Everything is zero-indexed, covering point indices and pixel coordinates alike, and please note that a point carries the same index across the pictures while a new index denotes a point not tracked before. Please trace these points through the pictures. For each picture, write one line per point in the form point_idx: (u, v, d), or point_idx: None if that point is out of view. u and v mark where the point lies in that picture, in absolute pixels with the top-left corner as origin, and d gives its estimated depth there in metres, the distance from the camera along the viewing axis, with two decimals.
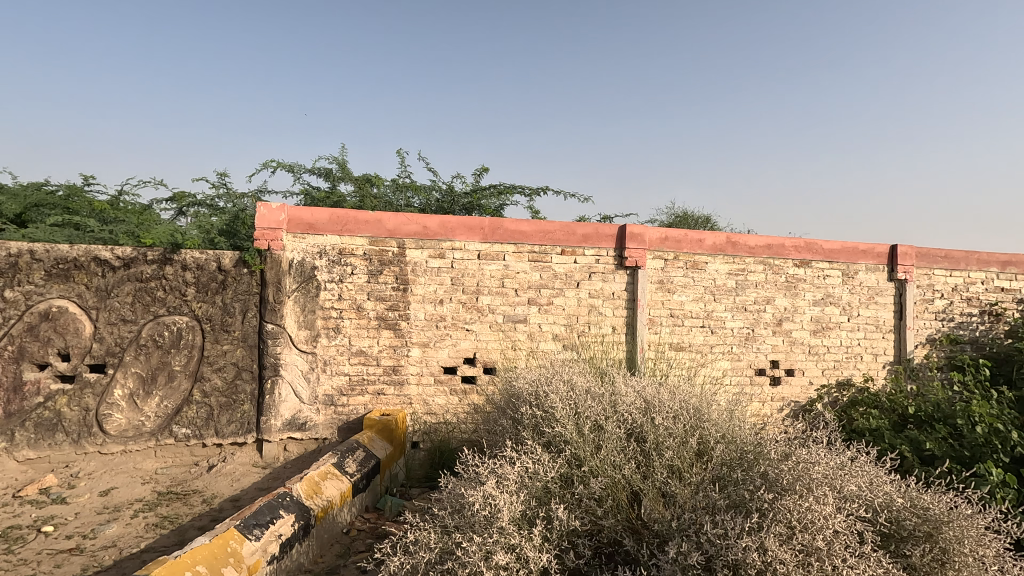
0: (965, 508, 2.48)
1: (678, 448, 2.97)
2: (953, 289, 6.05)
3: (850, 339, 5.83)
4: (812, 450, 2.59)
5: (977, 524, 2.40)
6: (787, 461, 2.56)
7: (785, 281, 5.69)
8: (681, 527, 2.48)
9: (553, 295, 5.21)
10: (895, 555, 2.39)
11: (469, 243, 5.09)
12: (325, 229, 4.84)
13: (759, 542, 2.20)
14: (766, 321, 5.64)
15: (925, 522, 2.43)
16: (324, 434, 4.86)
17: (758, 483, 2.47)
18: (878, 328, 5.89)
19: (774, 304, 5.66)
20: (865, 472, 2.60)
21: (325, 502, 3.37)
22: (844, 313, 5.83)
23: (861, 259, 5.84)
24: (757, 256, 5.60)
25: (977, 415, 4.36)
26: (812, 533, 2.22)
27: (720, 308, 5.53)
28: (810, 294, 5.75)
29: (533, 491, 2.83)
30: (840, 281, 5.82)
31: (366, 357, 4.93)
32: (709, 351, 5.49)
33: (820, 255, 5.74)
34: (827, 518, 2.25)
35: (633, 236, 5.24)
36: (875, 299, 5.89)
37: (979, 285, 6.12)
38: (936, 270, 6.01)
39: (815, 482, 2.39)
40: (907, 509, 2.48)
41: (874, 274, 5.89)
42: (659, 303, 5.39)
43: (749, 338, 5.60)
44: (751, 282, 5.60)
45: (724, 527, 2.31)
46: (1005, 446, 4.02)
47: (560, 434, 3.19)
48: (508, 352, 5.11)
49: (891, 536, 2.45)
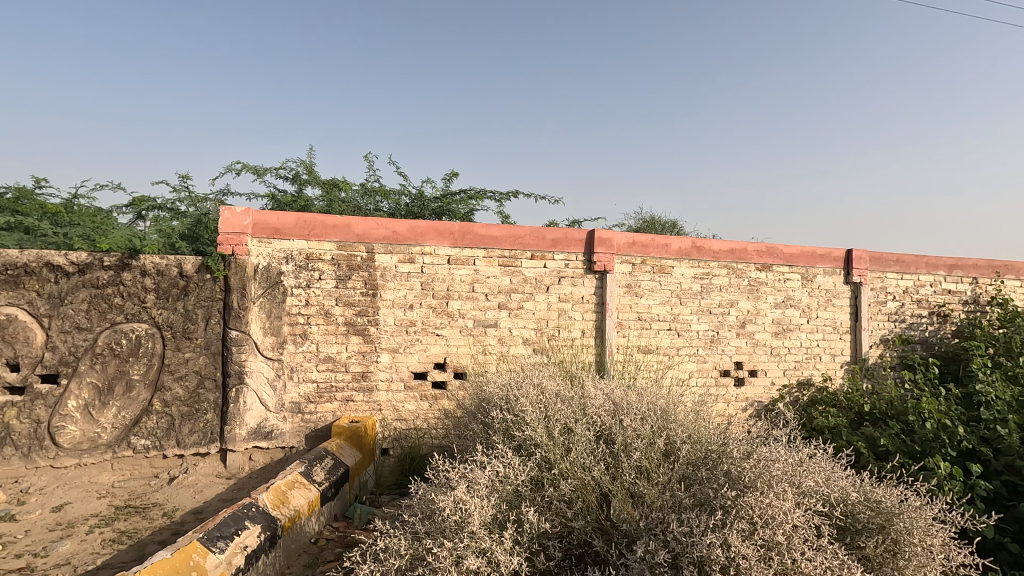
0: (914, 501, 2.58)
1: (645, 449, 3.04)
2: (904, 291, 6.34)
3: (810, 340, 6.05)
4: (772, 449, 2.67)
5: (925, 515, 2.51)
6: (748, 459, 2.64)
7: (748, 284, 5.86)
8: (649, 526, 2.53)
9: (523, 300, 5.25)
10: (851, 547, 2.49)
11: (438, 247, 5.07)
12: (292, 234, 4.77)
13: (723, 539, 2.25)
14: (730, 323, 5.80)
15: (878, 515, 2.53)
16: (291, 443, 4.77)
17: (722, 481, 2.54)
18: (835, 329, 6.12)
19: (737, 307, 5.82)
20: (821, 469, 2.69)
21: (293, 512, 3.31)
22: (804, 315, 6.04)
23: (819, 263, 6.07)
24: (720, 260, 5.76)
25: (926, 411, 4.59)
26: (772, 528, 2.28)
27: (686, 312, 5.66)
28: (771, 297, 5.93)
29: (504, 494, 2.85)
30: (799, 285, 6.03)
31: (334, 364, 4.86)
32: (676, 353, 5.61)
33: (780, 259, 5.93)
34: (786, 513, 2.31)
35: (602, 241, 5.32)
36: (832, 301, 6.11)
37: (928, 287, 6.41)
38: (888, 274, 6.28)
39: (775, 478, 2.47)
40: (861, 503, 2.59)
41: (831, 278, 6.13)
42: (628, 307, 5.48)
43: (714, 340, 5.74)
44: (715, 285, 5.75)
45: (690, 526, 2.37)
46: (952, 441, 4.26)
47: (530, 438, 3.21)
48: (478, 357, 5.12)
49: (846, 529, 2.55)
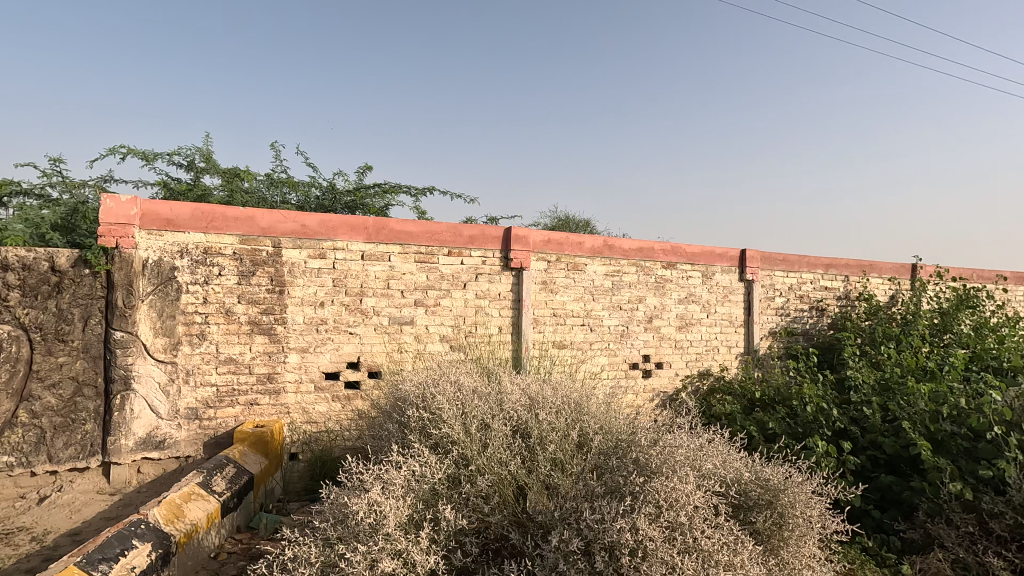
0: (797, 477, 2.84)
1: (560, 441, 3.14)
2: (789, 288, 6.97)
3: (709, 333, 6.50)
4: (675, 436, 2.84)
5: (806, 489, 2.77)
6: (655, 446, 2.78)
7: (654, 281, 6.19)
8: (564, 516, 2.60)
9: (440, 296, 5.20)
10: (744, 522, 2.70)
11: (351, 242, 4.89)
12: (187, 226, 4.40)
13: (632, 524, 2.36)
14: (638, 318, 6.09)
15: (767, 491, 2.76)
16: (187, 452, 4.42)
17: (631, 468, 2.66)
18: (731, 323, 6.62)
19: (645, 303, 6.13)
20: (718, 452, 2.90)
21: (190, 526, 3.07)
22: (704, 310, 6.47)
23: (717, 262, 6.53)
24: (630, 258, 6.03)
25: (807, 396, 5.11)
26: (676, 510, 2.42)
27: (598, 308, 5.87)
28: (675, 293, 6.31)
29: (420, 493, 2.81)
30: (700, 282, 6.46)
31: (236, 366, 4.55)
32: (588, 348, 5.81)
33: (683, 258, 6.32)
34: (688, 495, 2.47)
35: (518, 239, 5.39)
36: (728, 297, 6.60)
37: (808, 284, 7.10)
38: (775, 272, 6.89)
39: (679, 462, 2.63)
40: (753, 482, 2.81)
41: (728, 275, 6.61)
42: (543, 303, 5.59)
43: (624, 335, 6.00)
44: (625, 282, 6.02)
45: (601, 513, 2.46)
46: (828, 422, 4.77)
47: (447, 435, 3.19)
48: (393, 355, 5.01)
49: (740, 506, 2.76)
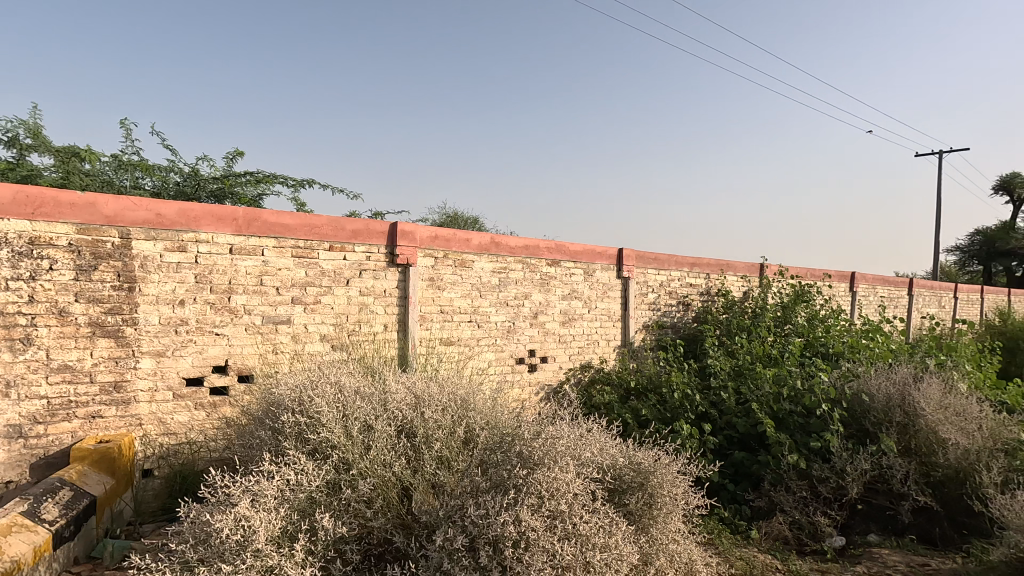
0: (665, 458, 3.06)
1: (445, 439, 3.12)
2: (660, 285, 7.54)
3: (590, 328, 6.83)
4: (556, 427, 2.94)
5: (673, 469, 3.00)
6: (537, 438, 2.85)
7: (539, 278, 6.37)
8: (448, 514, 2.59)
9: (320, 294, 4.93)
10: (618, 505, 2.87)
11: (218, 235, 4.46)
12: (6, 211, 3.72)
13: (515, 516, 2.40)
14: (524, 314, 6.24)
15: (639, 474, 2.95)
16: (7, 477, 3.76)
17: (515, 461, 2.71)
18: (610, 318, 7.02)
19: (530, 299, 6.29)
20: (596, 440, 3.05)
21: (11, 563, 2.58)
22: (585, 305, 6.79)
23: (597, 260, 6.88)
24: (516, 255, 6.15)
25: (675, 384, 5.59)
26: (557, 499, 2.50)
27: (485, 304, 5.92)
28: (559, 290, 6.55)
29: (295, 504, 2.64)
30: (582, 278, 6.76)
31: (73, 374, 3.96)
32: (476, 344, 5.85)
33: (566, 256, 6.57)
34: (568, 484, 2.56)
35: (404, 234, 5.27)
36: (607, 293, 6.99)
37: (677, 281, 7.73)
38: (648, 270, 7.41)
39: (560, 452, 2.73)
40: (627, 466, 2.98)
41: (607, 273, 6.99)
42: (430, 300, 5.52)
43: (510, 331, 6.12)
44: (512, 279, 6.13)
45: (485, 508, 2.48)
46: (692, 407, 5.29)
47: (326, 440, 3.01)
48: (267, 357, 4.67)
49: (616, 490, 2.92)
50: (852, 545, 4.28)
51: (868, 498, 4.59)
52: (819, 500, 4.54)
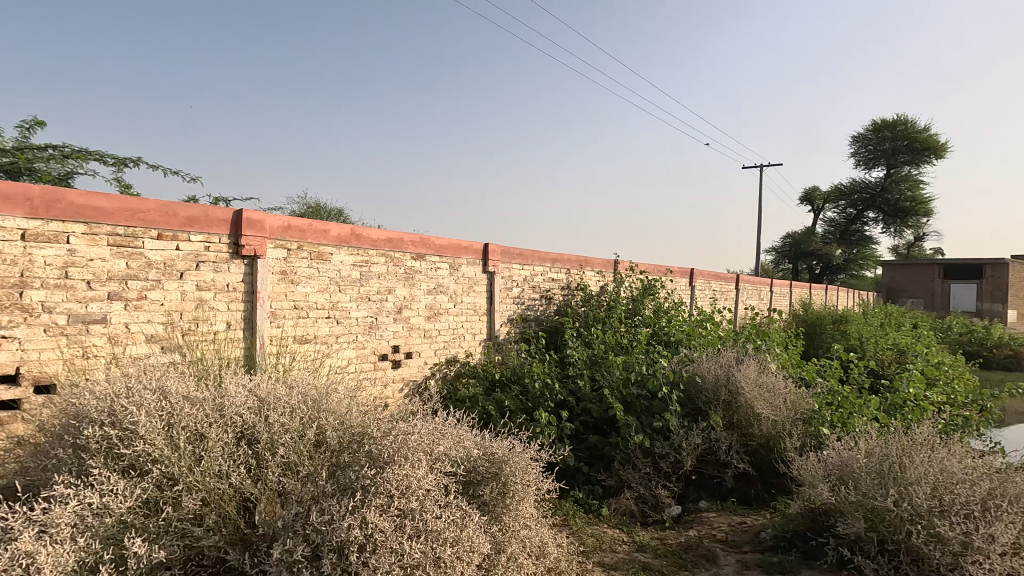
0: (518, 448, 3.12)
1: (293, 443, 2.89)
2: (524, 279, 7.76)
3: (456, 322, 6.81)
4: (408, 423, 2.87)
5: (526, 457, 3.07)
6: (389, 436, 2.75)
7: (404, 272, 6.21)
8: (289, 524, 2.42)
9: (147, 288, 4.31)
10: (472, 496, 2.88)
11: (3, 217, 3.67)
12: None
13: (361, 519, 2.31)
14: (387, 309, 6.05)
15: (493, 464, 2.97)
16: None
17: (363, 461, 2.58)
18: (475, 312, 7.06)
19: (394, 293, 6.11)
20: (451, 433, 3.02)
21: None
22: (451, 300, 6.76)
23: (464, 254, 6.90)
24: (378, 249, 5.93)
25: (536, 374, 5.79)
26: (407, 497, 2.44)
27: (345, 299, 5.63)
28: (424, 284, 6.45)
29: (101, 531, 2.33)
30: (447, 273, 6.73)
31: None
32: (334, 341, 5.54)
33: (432, 250, 6.49)
34: (420, 480, 2.50)
35: (251, 223, 4.81)
36: (473, 288, 7.03)
37: (540, 276, 8.00)
38: (513, 265, 7.60)
39: (412, 448, 2.66)
40: (482, 457, 2.99)
41: (472, 267, 7.03)
42: (282, 295, 5.11)
43: (372, 326, 5.88)
44: (374, 273, 5.90)
45: (330, 513, 2.35)
46: (551, 396, 5.53)
47: (145, 454, 2.62)
48: (76, 363, 3.98)
49: (470, 482, 2.92)
50: (686, 512, 4.77)
51: (700, 469, 5.14)
52: (660, 474, 4.98)
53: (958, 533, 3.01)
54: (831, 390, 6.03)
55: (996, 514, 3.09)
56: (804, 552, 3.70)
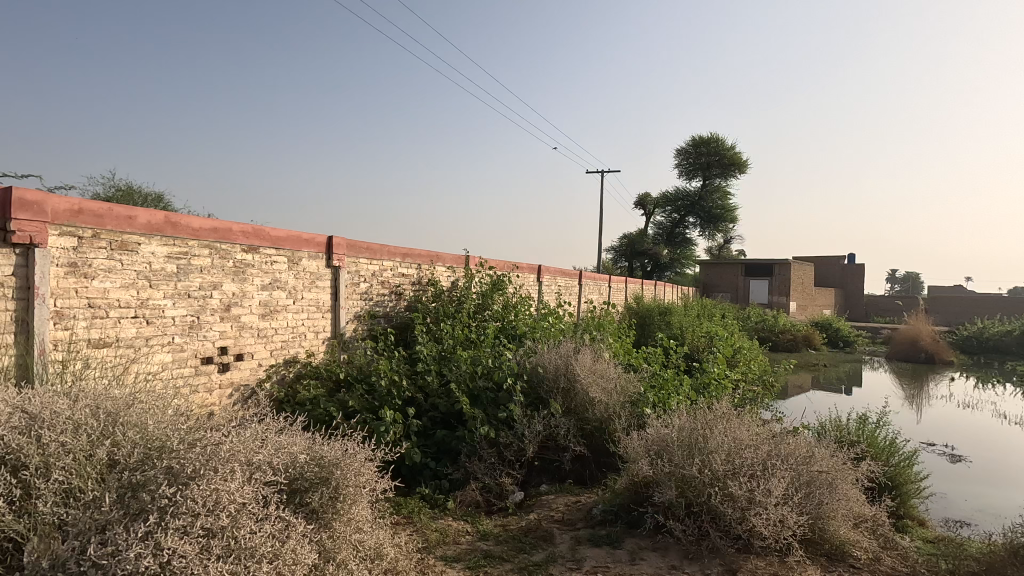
0: (353, 449, 3.00)
1: (78, 467, 2.43)
2: (371, 274, 7.10)
3: (296, 320, 5.94)
4: (220, 433, 2.59)
5: (359, 458, 2.95)
6: (194, 448, 2.46)
7: (233, 266, 5.26)
8: (64, 562, 2.06)
9: None
10: (299, 505, 2.69)
11: None
12: None
13: (155, 544, 2.05)
14: (212, 307, 5.08)
15: (322, 469, 2.81)
16: None
17: (160, 479, 2.28)
18: (318, 309, 6.25)
19: (220, 289, 5.15)
20: (273, 440, 2.79)
21: None
22: (289, 296, 5.89)
23: (304, 248, 6.04)
24: (201, 240, 4.96)
25: (383, 371, 5.59)
26: (216, 514, 2.20)
27: (158, 296, 4.64)
28: (258, 279, 5.52)
29: None
30: (285, 267, 5.84)
31: None
32: (142, 345, 4.52)
33: (267, 242, 5.58)
34: (232, 493, 2.27)
35: (25, 204, 3.74)
36: (315, 283, 6.21)
37: (389, 271, 7.40)
38: (360, 260, 6.91)
39: (223, 459, 2.42)
40: (309, 463, 2.80)
41: (315, 261, 6.20)
42: (69, 291, 4.05)
43: (193, 326, 4.92)
44: (195, 267, 4.92)
45: (117, 543, 2.06)
46: (398, 394, 5.39)
47: None
48: None
49: (297, 490, 2.74)
50: (529, 497, 4.98)
51: (541, 455, 5.39)
52: (505, 463, 5.13)
53: (744, 491, 3.51)
54: (654, 374, 6.73)
55: (772, 471, 3.66)
56: (627, 522, 4.11)
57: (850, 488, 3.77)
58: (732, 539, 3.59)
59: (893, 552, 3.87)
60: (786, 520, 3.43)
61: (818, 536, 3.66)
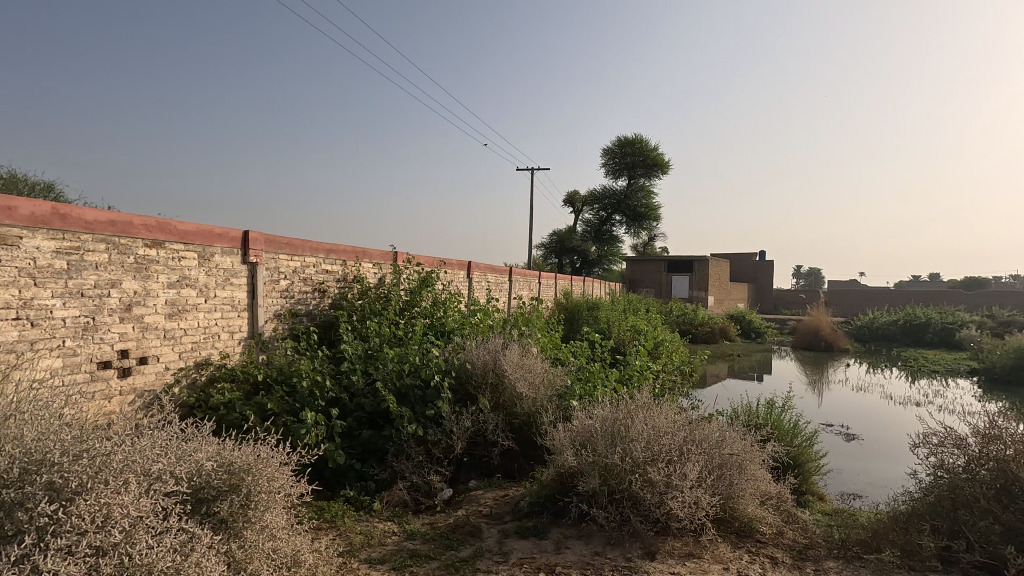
0: (266, 453, 2.85)
1: None
2: (293, 271, 6.68)
3: (208, 320, 5.48)
4: (111, 443, 2.39)
5: (273, 463, 2.81)
6: (80, 461, 2.25)
7: (134, 262, 4.77)
8: None
9: None
10: (205, 516, 2.54)
11: None
12: None
13: (32, 568, 1.87)
14: (110, 307, 4.58)
15: (231, 477, 2.66)
16: None
17: (39, 496, 2.08)
18: (233, 307, 5.80)
19: (120, 288, 4.65)
20: (174, 448, 2.61)
21: None
22: (201, 295, 5.42)
23: (216, 242, 5.58)
24: (95, 233, 4.45)
25: (304, 372, 5.35)
26: (108, 530, 2.04)
27: (44, 295, 4.11)
28: (164, 276, 5.03)
29: None
30: (196, 264, 5.36)
31: None
32: (25, 350, 3.98)
33: (173, 236, 5.12)
34: (125, 507, 2.12)
35: None
36: (230, 280, 5.76)
37: (312, 268, 7.00)
38: (279, 255, 6.49)
39: (114, 471, 2.25)
40: (216, 470, 2.64)
41: (229, 257, 5.74)
42: None
43: (88, 328, 4.40)
44: (89, 263, 4.42)
45: None
46: (321, 394, 5.20)
47: None
48: None
49: (202, 499, 2.59)
50: (457, 494, 4.96)
51: (470, 451, 5.37)
52: (433, 460, 5.08)
53: (663, 476, 3.65)
54: (581, 367, 6.90)
55: (688, 456, 3.84)
56: (553, 512, 4.19)
57: (758, 468, 4.03)
58: (651, 522, 3.75)
59: (797, 526, 4.16)
60: (700, 501, 3.61)
61: (729, 515, 3.90)
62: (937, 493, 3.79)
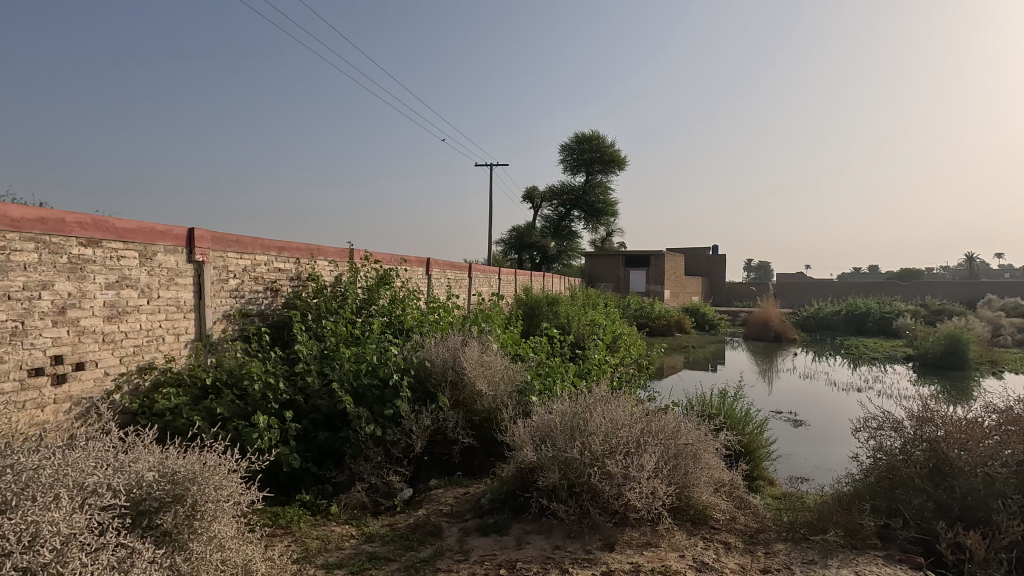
0: (214, 460, 2.74)
1: None
2: (242, 270, 6.43)
3: (150, 322, 5.22)
4: (40, 457, 2.25)
5: (220, 470, 2.70)
6: (8, 477, 2.12)
7: (67, 262, 4.48)
8: None
9: None
10: (147, 529, 2.42)
11: None
12: None
13: None
14: (42, 310, 4.29)
15: (175, 486, 2.55)
16: None
17: None
18: (178, 308, 5.54)
19: (52, 290, 4.37)
20: (112, 459, 2.48)
21: None
22: (142, 296, 5.15)
23: (159, 240, 5.31)
24: (23, 231, 4.17)
25: (257, 374, 5.15)
26: (36, 549, 1.92)
27: None
28: (101, 277, 4.75)
29: None
30: (136, 263, 5.09)
31: None
32: None
33: (111, 234, 4.84)
34: (56, 523, 2.00)
35: None
36: (175, 280, 5.50)
37: (263, 266, 6.76)
38: (228, 253, 6.22)
39: (44, 487, 2.12)
40: (158, 481, 2.53)
41: (173, 256, 5.47)
42: None
43: (17, 333, 4.12)
44: (17, 263, 4.13)
45: None
46: (275, 396, 5.04)
47: None
48: None
49: (143, 512, 2.46)
50: (417, 493, 4.91)
51: (430, 450, 5.32)
52: (391, 460, 5.01)
53: (620, 468, 3.72)
54: (540, 363, 6.92)
55: (645, 447, 3.92)
56: (513, 508, 4.20)
57: (712, 457, 4.14)
58: (610, 514, 3.80)
59: (748, 510, 4.30)
60: (656, 491, 3.70)
61: (684, 503, 4.00)
62: (877, 474, 4.00)
